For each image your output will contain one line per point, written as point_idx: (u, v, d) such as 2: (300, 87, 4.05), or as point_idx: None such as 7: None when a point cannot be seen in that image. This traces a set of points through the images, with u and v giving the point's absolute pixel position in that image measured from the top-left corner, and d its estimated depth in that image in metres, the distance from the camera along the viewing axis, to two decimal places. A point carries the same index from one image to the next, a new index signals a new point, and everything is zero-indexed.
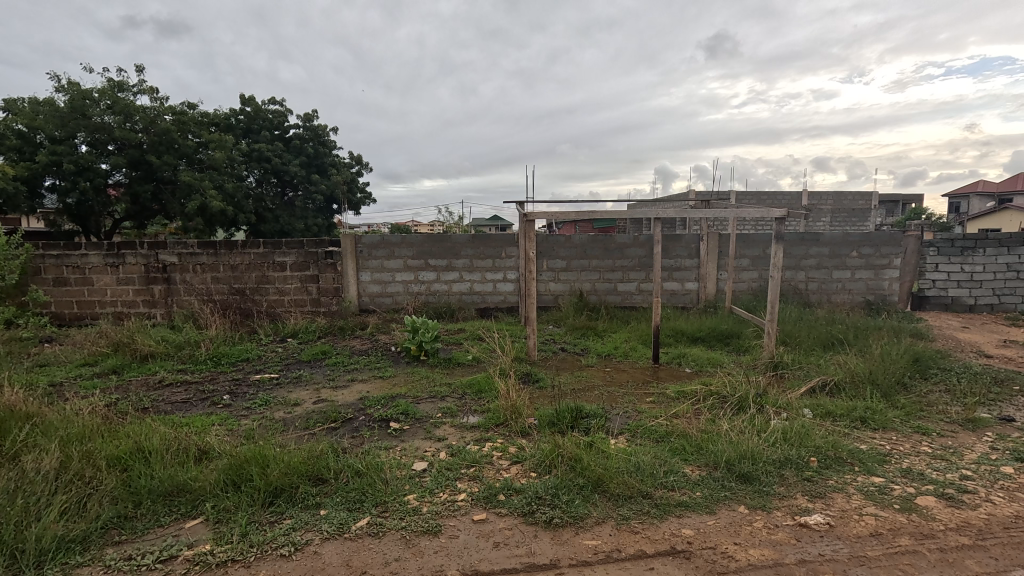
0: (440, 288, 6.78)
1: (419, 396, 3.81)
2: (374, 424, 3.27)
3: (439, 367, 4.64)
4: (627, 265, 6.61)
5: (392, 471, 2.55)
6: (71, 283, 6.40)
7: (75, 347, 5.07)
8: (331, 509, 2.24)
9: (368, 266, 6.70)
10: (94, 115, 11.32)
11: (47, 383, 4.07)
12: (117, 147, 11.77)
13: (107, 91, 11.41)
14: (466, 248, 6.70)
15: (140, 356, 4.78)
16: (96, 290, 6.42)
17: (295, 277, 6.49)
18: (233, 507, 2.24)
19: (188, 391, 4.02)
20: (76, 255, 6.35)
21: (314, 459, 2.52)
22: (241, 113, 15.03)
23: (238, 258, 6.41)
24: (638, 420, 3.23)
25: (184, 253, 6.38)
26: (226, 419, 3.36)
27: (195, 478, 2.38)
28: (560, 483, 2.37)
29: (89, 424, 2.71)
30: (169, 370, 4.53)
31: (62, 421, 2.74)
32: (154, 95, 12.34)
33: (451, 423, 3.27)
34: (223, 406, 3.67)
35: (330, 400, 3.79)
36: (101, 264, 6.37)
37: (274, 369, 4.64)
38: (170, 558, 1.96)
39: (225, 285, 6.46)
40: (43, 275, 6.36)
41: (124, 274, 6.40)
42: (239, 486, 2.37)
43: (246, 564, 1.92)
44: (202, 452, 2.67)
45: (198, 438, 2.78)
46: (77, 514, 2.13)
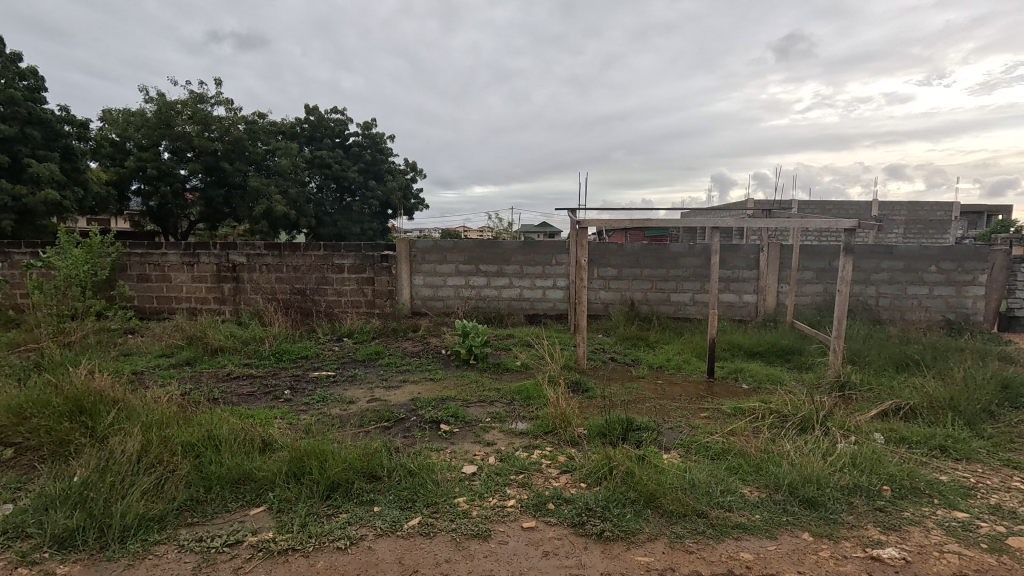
0: (490, 294, 6.84)
1: (468, 400, 3.85)
2: (425, 425, 3.33)
3: (489, 372, 4.68)
4: (681, 274, 6.43)
5: (442, 473, 2.58)
6: (152, 280, 6.94)
7: (155, 338, 5.48)
8: (384, 506, 2.30)
9: (422, 270, 6.86)
10: (177, 125, 12.32)
11: (130, 371, 4.42)
12: (195, 155, 12.74)
13: (189, 103, 12.34)
14: (517, 255, 6.73)
15: (210, 349, 5.10)
16: (174, 287, 6.92)
17: (352, 279, 6.75)
18: (293, 498, 2.34)
19: (252, 384, 4.25)
20: (158, 254, 6.88)
21: (368, 456, 2.59)
22: (305, 122, 15.82)
23: (300, 259, 6.73)
24: (692, 436, 3.12)
25: (252, 254, 6.77)
26: (287, 413, 3.52)
27: (260, 468, 2.51)
28: (610, 495, 2.32)
29: (166, 412, 2.91)
30: (237, 363, 4.81)
31: (144, 407, 2.96)
32: (230, 106, 13.26)
33: (500, 428, 3.29)
34: (284, 401, 3.85)
35: (383, 399, 3.90)
36: (179, 263, 6.87)
37: (331, 366, 4.83)
38: (237, 542, 2.06)
39: (288, 285, 6.79)
40: (129, 272, 6.94)
41: (198, 272, 6.87)
42: (300, 478, 2.47)
43: (305, 553, 2.00)
44: (265, 444, 2.81)
45: (262, 430, 2.93)
46: (156, 495, 2.29)
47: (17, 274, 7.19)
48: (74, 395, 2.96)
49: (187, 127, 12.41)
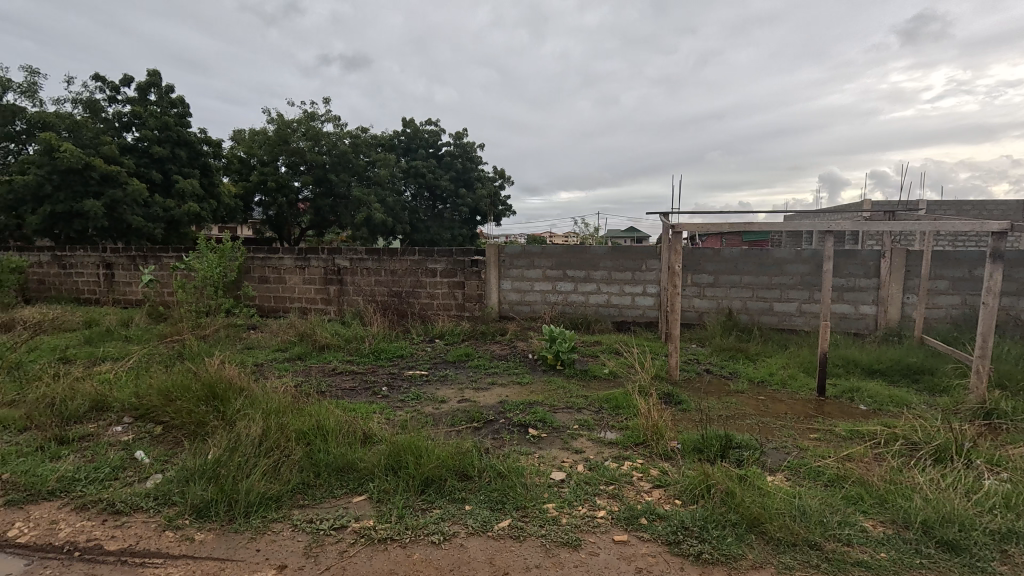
0: (577, 299, 6.78)
1: (556, 406, 3.83)
2: (513, 428, 3.36)
3: (576, 378, 4.62)
4: (786, 282, 5.94)
5: (531, 477, 2.58)
6: (271, 281, 7.70)
7: (272, 334, 6.07)
8: (474, 505, 2.35)
9: (510, 274, 6.96)
10: (293, 142, 13.72)
11: (253, 362, 4.94)
12: (307, 168, 14.08)
13: (303, 121, 13.70)
14: (606, 260, 6.61)
15: (318, 346, 5.56)
16: (288, 288, 7.63)
17: (444, 283, 7.01)
18: (391, 490, 2.47)
19: (354, 380, 4.56)
20: (276, 258, 7.62)
21: (460, 455, 2.67)
22: (402, 134, 16.77)
23: (397, 264, 7.12)
24: (800, 459, 2.86)
25: (355, 258, 7.28)
26: (385, 408, 3.73)
27: (361, 459, 2.68)
28: (708, 515, 2.19)
29: (281, 401, 3.20)
30: (341, 360, 5.19)
31: (265, 396, 3.28)
32: (338, 122, 14.45)
33: (588, 436, 3.23)
34: (382, 397, 4.08)
35: (472, 400, 4.00)
36: (293, 266, 7.56)
37: (424, 366, 5.05)
38: (342, 527, 2.21)
39: (386, 288, 7.21)
40: (252, 274, 7.77)
41: (309, 275, 7.51)
42: (397, 471, 2.60)
43: (402, 544, 2.09)
44: (366, 436, 2.99)
45: (363, 423, 3.13)
46: (274, 476, 2.53)
47: (165, 275, 8.33)
48: (209, 382, 3.36)
49: (301, 143, 13.78)
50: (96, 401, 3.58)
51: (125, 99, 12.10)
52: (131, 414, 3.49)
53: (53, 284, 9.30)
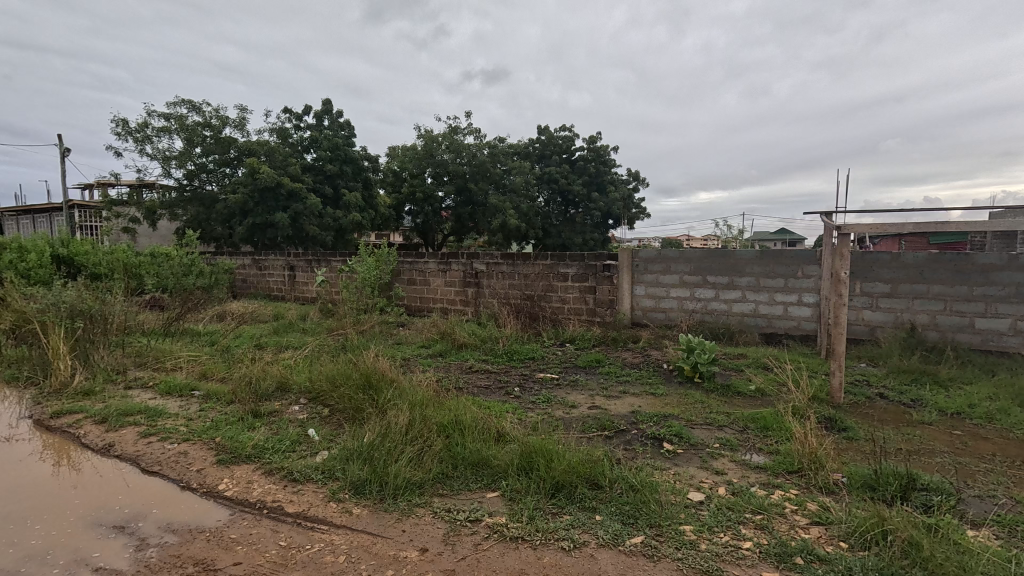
0: (718, 308, 6.29)
1: (694, 421, 3.58)
2: (646, 441, 3.23)
3: (716, 393, 4.28)
4: (995, 294, 4.85)
5: (667, 495, 2.45)
6: (417, 283, 8.42)
7: (418, 332, 6.63)
8: (606, 516, 2.29)
9: (644, 280, 6.72)
10: (438, 155, 14.94)
11: (402, 357, 5.44)
12: (450, 178, 15.18)
13: (447, 135, 14.82)
14: (753, 265, 6.04)
15: (457, 344, 5.92)
16: (432, 289, 8.27)
17: (575, 288, 7.00)
18: (523, 490, 2.52)
19: (489, 379, 4.75)
20: (422, 262, 8.32)
21: (592, 463, 2.63)
22: (537, 142, 17.18)
23: (530, 268, 7.30)
24: (1016, 515, 2.30)
25: (491, 262, 7.63)
26: (517, 409, 3.83)
27: (495, 456, 2.78)
28: (885, 566, 1.87)
29: (425, 394, 3.46)
30: (477, 359, 5.46)
31: (412, 389, 3.58)
32: (478, 134, 15.35)
33: (730, 457, 2.97)
34: (514, 397, 4.20)
35: (603, 408, 3.93)
36: (436, 269, 8.17)
37: (554, 370, 5.09)
38: (477, 520, 2.31)
39: (519, 291, 7.42)
40: (402, 276, 8.58)
41: (450, 278, 8.05)
42: (528, 472, 2.65)
43: (533, 545, 2.12)
44: (499, 435, 3.10)
45: (497, 422, 3.25)
46: (418, 464, 2.75)
47: (333, 277, 9.58)
48: (366, 372, 3.76)
49: (445, 155, 14.95)
50: (280, 383, 4.23)
51: (306, 126, 14.26)
52: (306, 396, 4.06)
53: (252, 283, 11.26)
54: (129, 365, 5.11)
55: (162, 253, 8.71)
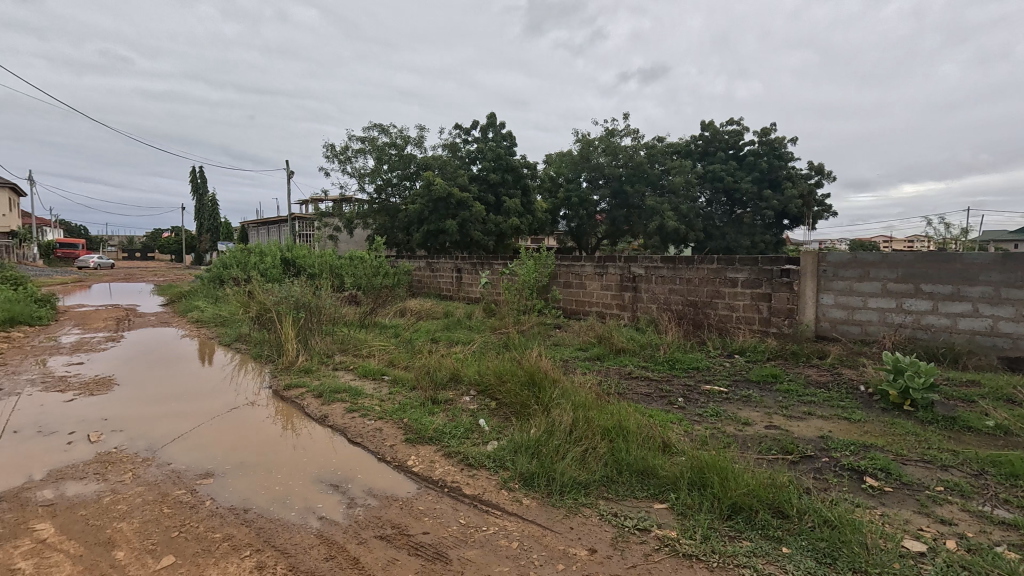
0: (936, 323, 5.19)
1: (905, 457, 3.01)
2: (842, 472, 2.80)
3: (937, 426, 3.53)
4: None
5: (874, 538, 2.09)
6: (573, 286, 8.55)
7: (575, 334, 6.71)
8: (795, 550, 2.05)
9: (832, 288, 5.83)
10: (594, 158, 14.94)
11: (561, 358, 5.56)
12: (605, 181, 15.11)
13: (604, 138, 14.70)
14: (988, 271, 4.89)
15: (615, 349, 5.84)
16: (588, 293, 8.30)
17: (746, 295, 6.38)
18: (695, 506, 2.39)
19: (649, 387, 4.59)
20: (579, 265, 8.43)
21: (775, 488, 2.38)
22: (699, 139, 16.13)
23: (693, 273, 6.89)
24: None
25: (650, 266, 7.38)
26: (683, 420, 3.63)
27: (663, 467, 2.68)
28: None
29: (588, 396, 3.49)
30: (636, 365, 5.32)
31: (574, 390, 3.62)
32: (636, 135, 15.01)
33: (962, 505, 2.43)
34: (678, 408, 3.99)
35: (783, 429, 3.52)
36: (593, 273, 8.19)
37: (722, 382, 4.71)
38: (645, 529, 2.25)
39: (681, 297, 7.05)
40: (559, 279, 8.80)
41: (607, 282, 7.99)
42: (700, 489, 2.50)
43: (708, 567, 1.99)
44: (666, 445, 2.98)
45: (663, 431, 3.13)
46: (583, 465, 2.78)
47: (495, 279, 10.18)
48: (530, 371, 3.91)
49: (601, 159, 14.90)
50: (453, 374, 4.63)
51: (473, 140, 15.47)
52: (475, 388, 4.38)
53: (426, 283, 12.54)
54: (335, 350, 6.07)
55: (358, 256, 10.18)
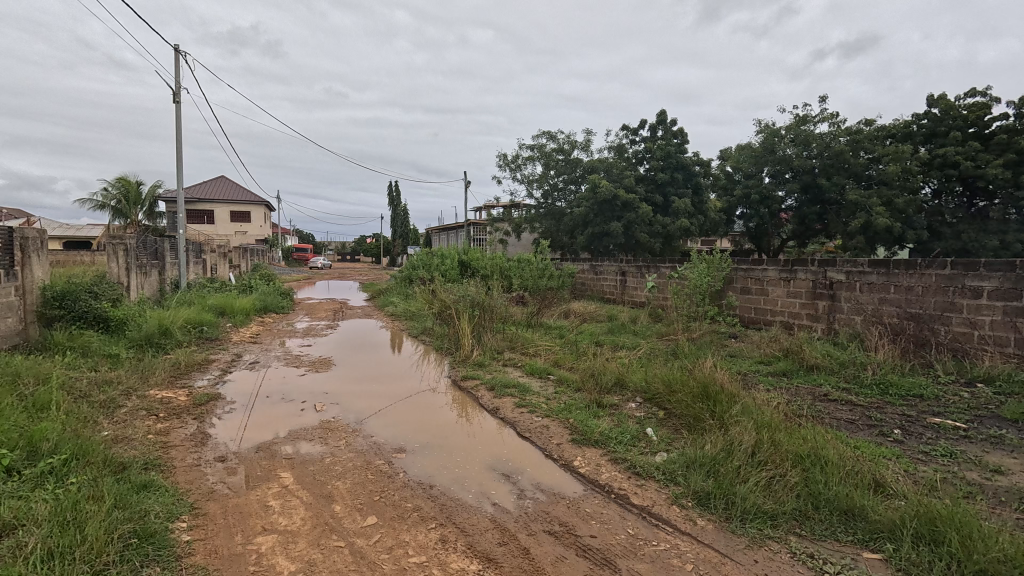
0: None
1: None
2: None
3: None
4: None
5: None
6: (753, 292, 7.77)
7: (756, 345, 6.07)
8: None
9: None
10: (780, 150, 13.42)
11: (738, 371, 5.07)
12: (793, 175, 13.47)
13: (793, 127, 13.20)
14: None
15: (806, 365, 5.12)
16: (771, 300, 7.45)
17: (997, 309, 4.92)
18: (921, 565, 1.98)
19: (852, 412, 3.90)
20: (760, 269, 7.64)
21: None
22: (925, 117, 13.02)
23: (914, 280, 5.60)
24: None
25: (853, 270, 6.23)
26: (900, 457, 3.01)
27: (875, 510, 2.27)
28: None
29: (774, 416, 3.11)
30: (834, 386, 4.57)
31: (757, 408, 3.25)
32: (834, 120, 13.09)
33: None
34: (893, 441, 3.32)
35: None
36: (777, 278, 7.33)
37: (959, 417, 3.77)
38: None
39: (896, 308, 5.79)
40: (735, 284, 8.10)
41: (794, 288, 7.06)
42: (929, 545, 2.06)
43: None
44: (877, 484, 2.52)
45: (874, 466, 2.64)
46: (770, 493, 2.51)
47: (663, 283, 9.73)
48: (703, 382, 3.62)
49: (789, 150, 13.32)
50: (619, 378, 4.53)
51: (641, 139, 15.04)
52: (642, 395, 4.23)
53: (589, 286, 12.56)
54: (504, 347, 6.43)
55: (525, 258, 10.65)
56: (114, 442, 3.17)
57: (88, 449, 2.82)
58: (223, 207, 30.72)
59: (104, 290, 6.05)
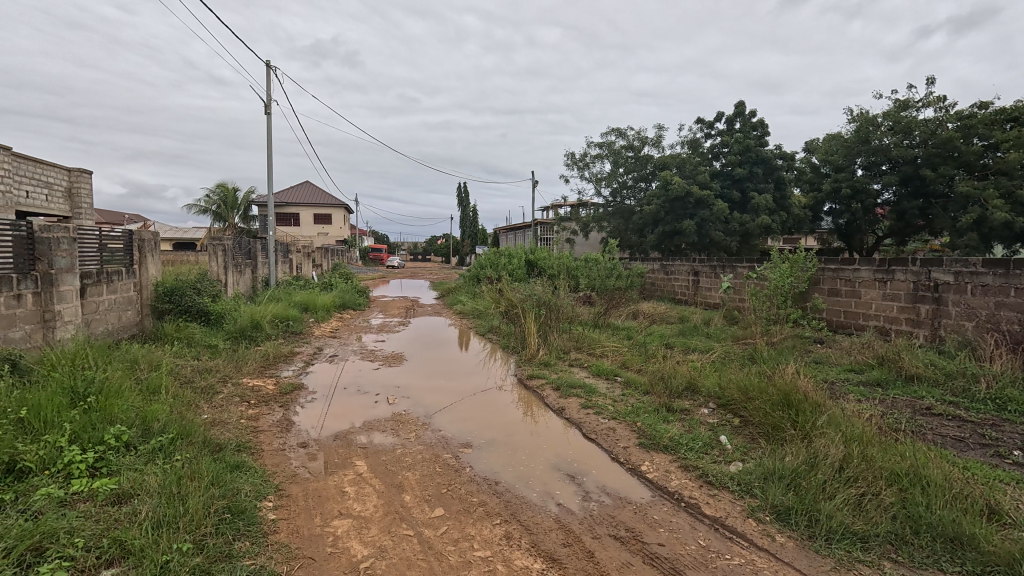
0: None
1: None
2: None
3: None
4: None
5: None
6: (842, 294, 7.20)
7: (845, 352, 5.60)
8: None
9: None
10: (875, 139, 12.30)
11: (823, 379, 4.71)
12: (891, 166, 12.27)
13: (891, 113, 12.01)
14: None
15: (905, 375, 4.65)
16: (863, 303, 6.86)
17: None
18: None
19: (961, 429, 3.48)
20: (850, 269, 7.05)
21: None
22: None
23: None
24: None
25: (964, 271, 5.55)
26: (1021, 483, 2.65)
27: (989, 540, 2.02)
28: None
29: (867, 429, 2.85)
30: (938, 398, 4.12)
31: (847, 419, 2.99)
32: (941, 104, 11.80)
33: None
34: (1013, 464, 2.93)
35: None
36: (871, 279, 6.73)
37: None
38: None
39: (1016, 314, 5.11)
40: (821, 286, 7.55)
41: (892, 290, 6.43)
42: None
43: None
44: (992, 512, 2.24)
45: (987, 491, 2.35)
46: (861, 512, 2.31)
47: (740, 283, 9.23)
48: (784, 390, 3.39)
49: (886, 139, 12.16)
50: (690, 383, 4.35)
51: (717, 133, 14.36)
52: (715, 401, 4.03)
53: (660, 286, 12.16)
54: (571, 347, 6.37)
55: (593, 258, 10.50)
56: (212, 425, 3.50)
57: (191, 430, 3.13)
58: (307, 210, 32.92)
59: (206, 286, 6.68)
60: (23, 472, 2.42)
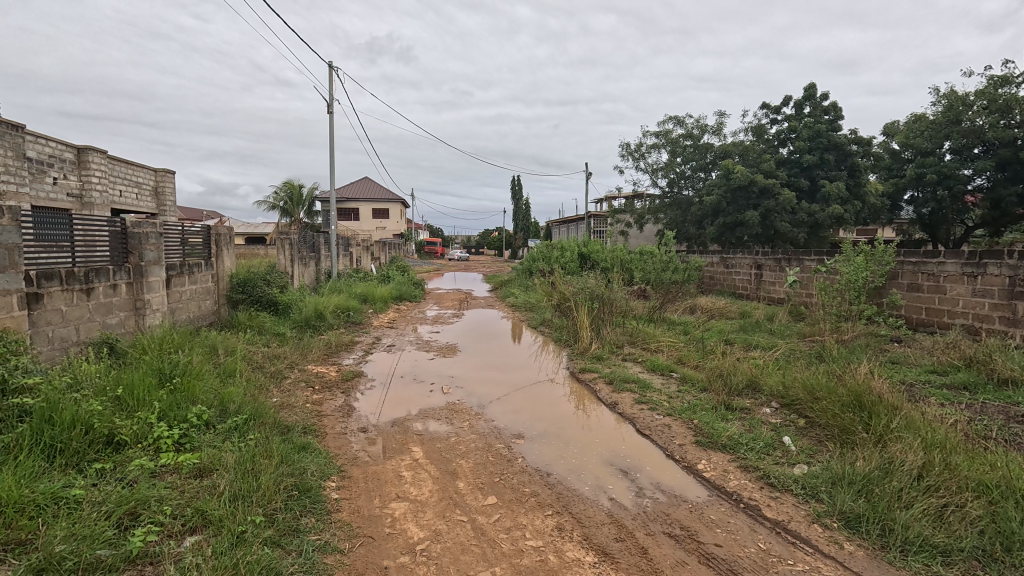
0: None
1: None
2: None
3: None
4: None
5: None
6: (923, 289, 6.64)
7: (926, 352, 5.18)
8: None
9: None
10: (967, 120, 11.23)
11: (900, 381, 4.38)
12: (985, 150, 11.16)
13: (986, 91, 10.93)
14: None
15: (999, 379, 4.22)
16: (948, 299, 6.31)
17: None
18: None
19: None
20: (934, 263, 6.50)
21: None
22: None
23: None
24: None
25: None
26: None
27: None
28: None
29: (950, 435, 2.64)
30: None
31: (925, 424, 2.78)
32: None
33: None
34: None
35: None
36: (958, 274, 6.18)
37: None
38: None
39: None
40: (900, 280, 6.99)
41: (983, 286, 5.87)
42: None
43: None
44: None
45: None
46: (942, 523, 2.15)
47: (807, 278, 8.71)
48: (856, 390, 3.19)
49: (979, 120, 11.08)
50: (752, 381, 4.17)
51: (783, 118, 13.57)
52: (779, 401, 3.84)
53: (719, 280, 11.71)
54: (624, 341, 6.25)
55: (648, 251, 10.25)
56: (281, 408, 3.72)
57: (262, 411, 3.35)
58: (366, 205, 34.15)
59: (275, 278, 7.08)
60: (120, 444, 2.67)
